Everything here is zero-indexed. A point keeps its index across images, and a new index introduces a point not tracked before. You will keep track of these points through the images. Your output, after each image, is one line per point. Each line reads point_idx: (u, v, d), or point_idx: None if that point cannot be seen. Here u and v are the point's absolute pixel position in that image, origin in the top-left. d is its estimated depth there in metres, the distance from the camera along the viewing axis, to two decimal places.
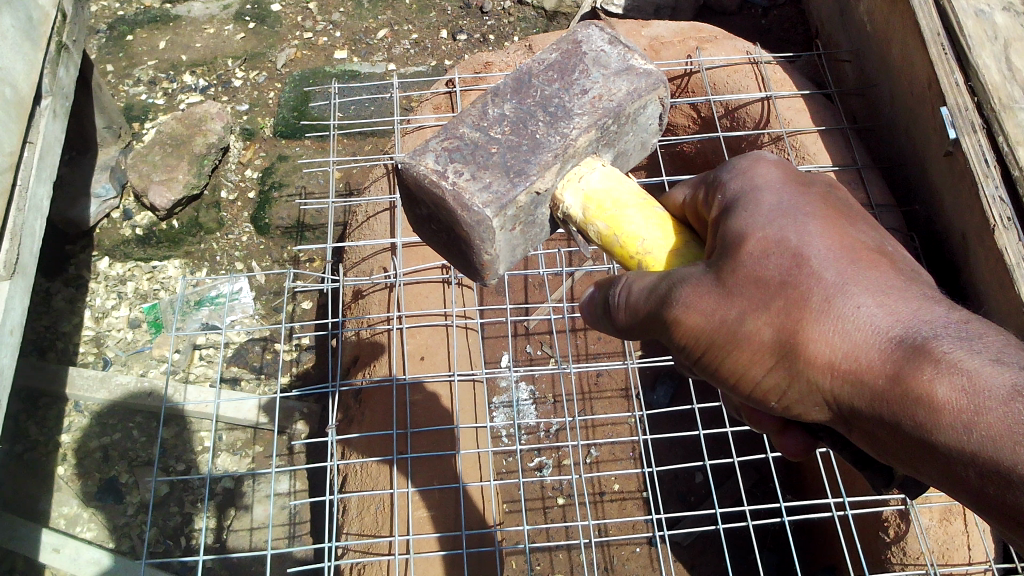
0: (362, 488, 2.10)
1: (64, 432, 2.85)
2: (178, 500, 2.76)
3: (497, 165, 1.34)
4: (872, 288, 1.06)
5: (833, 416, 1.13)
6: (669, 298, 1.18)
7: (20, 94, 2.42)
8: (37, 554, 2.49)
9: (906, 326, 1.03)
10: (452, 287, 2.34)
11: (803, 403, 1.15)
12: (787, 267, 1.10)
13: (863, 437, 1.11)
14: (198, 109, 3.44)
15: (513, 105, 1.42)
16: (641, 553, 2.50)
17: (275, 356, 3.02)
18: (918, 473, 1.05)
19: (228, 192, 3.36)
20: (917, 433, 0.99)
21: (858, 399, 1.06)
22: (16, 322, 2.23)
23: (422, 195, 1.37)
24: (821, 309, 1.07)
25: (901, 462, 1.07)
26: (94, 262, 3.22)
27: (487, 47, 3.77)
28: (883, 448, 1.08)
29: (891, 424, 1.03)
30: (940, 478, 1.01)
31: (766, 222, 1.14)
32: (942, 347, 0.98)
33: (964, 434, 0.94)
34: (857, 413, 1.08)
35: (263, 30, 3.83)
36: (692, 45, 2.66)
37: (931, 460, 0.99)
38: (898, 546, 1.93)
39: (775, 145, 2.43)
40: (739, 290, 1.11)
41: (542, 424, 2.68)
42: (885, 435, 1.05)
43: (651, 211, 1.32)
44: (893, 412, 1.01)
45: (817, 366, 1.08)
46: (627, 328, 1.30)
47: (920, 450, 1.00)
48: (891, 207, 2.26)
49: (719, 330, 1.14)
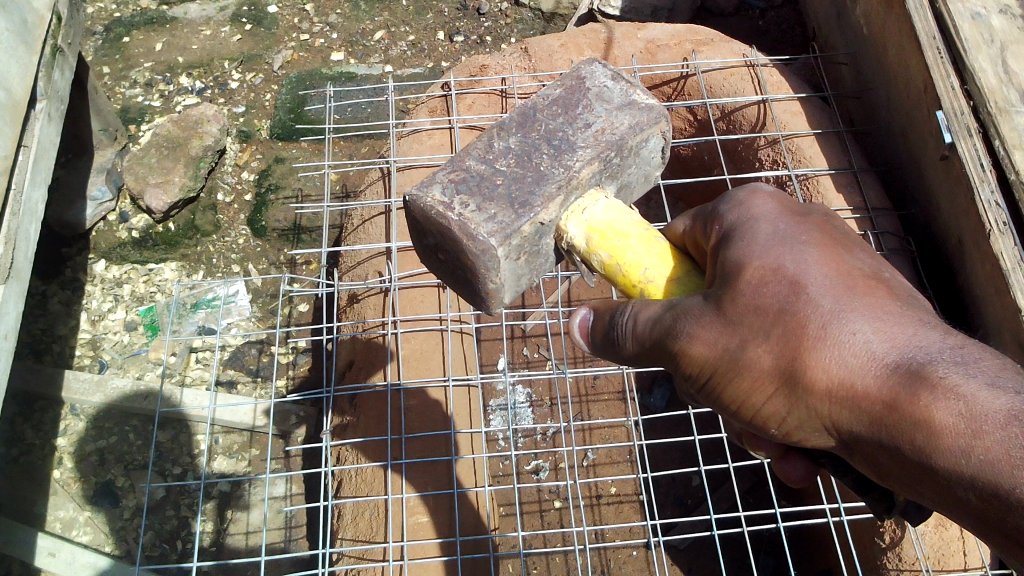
0: (357, 493, 2.09)
1: (60, 435, 2.84)
2: (175, 504, 2.76)
3: (502, 197, 1.34)
4: (869, 315, 1.06)
5: (834, 441, 1.14)
6: (674, 330, 1.17)
7: (15, 97, 2.41)
8: (32, 558, 2.49)
9: (902, 352, 1.02)
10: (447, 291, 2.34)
11: (806, 431, 1.15)
12: (785, 295, 1.09)
13: (864, 462, 1.11)
14: (195, 112, 3.44)
15: (518, 139, 1.41)
16: (638, 557, 2.50)
17: (272, 359, 3.03)
18: (919, 497, 1.05)
19: (225, 194, 3.36)
20: (915, 459, 0.99)
21: (858, 426, 1.06)
22: (11, 326, 2.22)
23: (429, 226, 1.36)
24: (818, 337, 1.07)
25: (901, 486, 1.07)
26: (91, 265, 3.21)
27: (484, 48, 3.76)
28: (885, 474, 1.08)
29: (891, 450, 1.03)
30: (940, 502, 1.01)
31: (763, 251, 1.13)
32: (939, 371, 0.98)
33: (962, 459, 0.94)
34: (859, 438, 1.08)
35: (259, 32, 3.83)
36: (689, 48, 2.66)
37: (931, 484, 1.00)
38: (894, 553, 1.93)
39: (771, 148, 2.42)
40: (741, 319, 1.11)
41: (539, 428, 2.68)
42: (886, 460, 1.05)
43: (653, 242, 1.31)
44: (892, 437, 1.02)
45: (817, 392, 1.08)
46: (631, 357, 1.29)
47: (918, 474, 1.01)
48: (889, 211, 2.26)
49: (721, 358, 1.14)
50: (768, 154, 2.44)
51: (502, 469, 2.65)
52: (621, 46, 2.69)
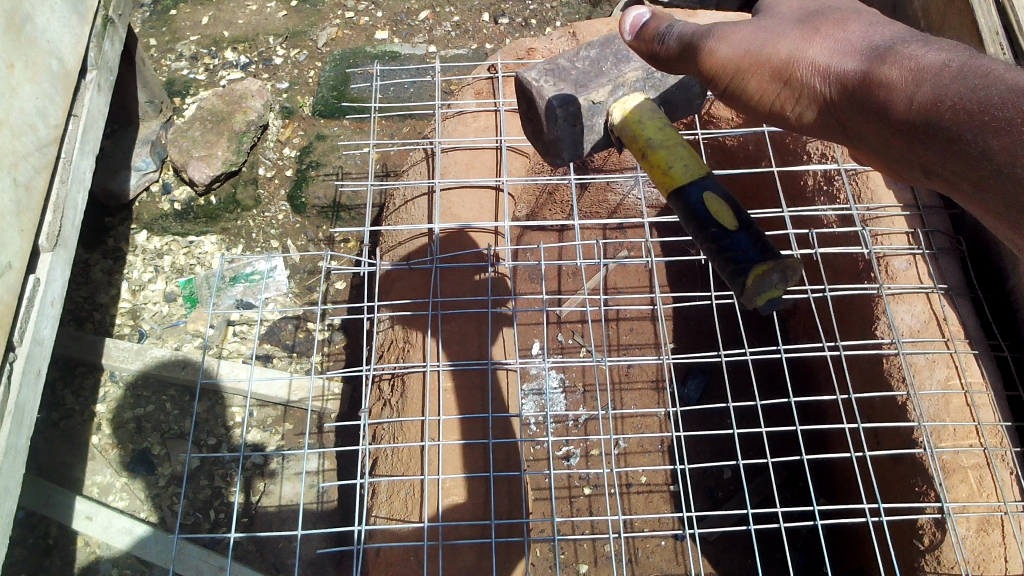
0: (394, 471, 2.10)
1: (100, 402, 2.89)
2: (209, 474, 2.80)
3: (570, 80, 1.59)
4: (869, 36, 1.23)
5: (832, 123, 1.29)
6: (705, 31, 1.33)
7: (67, 67, 2.42)
8: (70, 520, 2.54)
9: (886, 46, 1.19)
10: (490, 275, 2.30)
11: (811, 115, 1.31)
12: (799, 39, 1.28)
13: (852, 134, 1.27)
14: (239, 87, 3.46)
15: (597, 49, 1.64)
16: (666, 547, 2.52)
17: (308, 336, 3.05)
18: (882, 140, 1.20)
19: (266, 170, 3.37)
20: (877, 109, 1.16)
21: (843, 94, 1.23)
22: (57, 294, 2.26)
23: (526, 98, 1.65)
24: (816, 58, 1.25)
25: (891, 156, 1.21)
26: (133, 235, 3.24)
27: (529, 31, 3.74)
28: (858, 129, 1.24)
29: (862, 110, 1.19)
30: (909, 160, 1.15)
31: (789, 20, 1.31)
32: (907, 49, 1.14)
33: (909, 101, 1.10)
34: (846, 114, 1.24)
35: (305, 8, 3.83)
36: (740, 37, 2.57)
37: (894, 135, 1.15)
38: (933, 555, 1.87)
39: (821, 143, 2.36)
40: (761, 45, 1.30)
41: (571, 414, 2.70)
42: (861, 117, 1.20)
43: (695, 156, 1.41)
44: (861, 95, 1.18)
45: (814, 72, 1.25)
46: (666, 72, 1.41)
47: (885, 128, 1.16)
48: (942, 208, 2.22)
49: (743, 57, 1.32)
50: (817, 150, 2.37)
51: (533, 453, 2.67)
52: None
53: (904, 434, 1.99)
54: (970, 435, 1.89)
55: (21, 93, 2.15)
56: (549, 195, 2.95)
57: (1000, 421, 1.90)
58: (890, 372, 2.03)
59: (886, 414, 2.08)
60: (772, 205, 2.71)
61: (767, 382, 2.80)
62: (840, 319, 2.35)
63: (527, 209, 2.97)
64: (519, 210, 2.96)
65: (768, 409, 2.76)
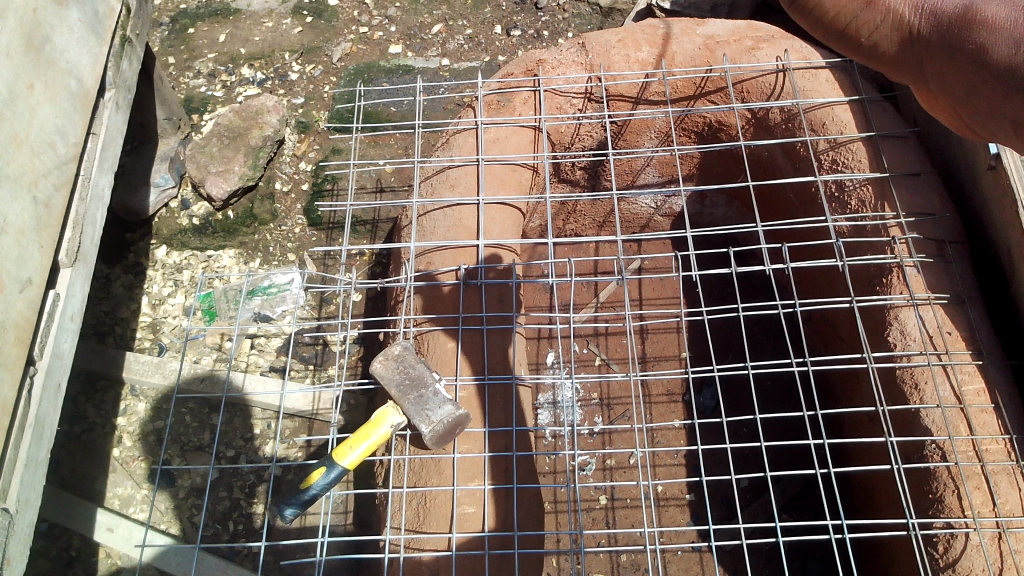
0: (414, 482, 2.09)
1: (121, 415, 2.94)
2: (227, 486, 2.83)
3: None
4: None
5: (902, 59, 0.98)
6: None
7: (85, 86, 2.46)
8: (91, 532, 2.57)
9: None
10: (516, 289, 2.28)
11: (886, 46, 0.97)
12: None
13: (929, 77, 0.98)
14: (255, 102, 3.51)
15: None
16: (683, 556, 2.55)
17: (325, 348, 3.09)
18: (965, 102, 0.94)
19: (282, 184, 3.42)
20: (979, 54, 0.88)
21: (934, 29, 0.93)
22: (77, 308, 2.31)
23: None
24: None
25: (973, 112, 0.94)
26: (152, 250, 3.30)
27: (541, 43, 3.77)
28: (938, 79, 0.96)
29: (955, 53, 0.91)
30: (1003, 121, 0.89)
31: None
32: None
33: (1015, 49, 0.83)
34: (930, 52, 0.94)
35: (320, 24, 3.88)
36: (749, 45, 2.54)
37: (992, 89, 0.88)
38: (950, 566, 1.82)
39: (831, 152, 2.36)
40: None
41: (586, 424, 2.75)
42: (949, 70, 0.93)
43: None
44: (958, 36, 0.90)
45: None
46: None
47: (981, 81, 0.89)
48: (949, 213, 2.18)
49: None
50: (827, 158, 2.37)
51: (547, 462, 2.69)
52: (679, 42, 2.59)
53: (912, 448, 1.99)
54: (985, 444, 1.86)
55: (40, 112, 2.20)
56: (562, 206, 2.97)
57: (1003, 434, 1.87)
58: (903, 380, 2.02)
59: (900, 423, 2.06)
60: (788, 213, 2.70)
61: (784, 391, 2.79)
62: (854, 326, 2.33)
63: (540, 220, 2.99)
64: (533, 221, 2.98)
65: (786, 419, 2.75)
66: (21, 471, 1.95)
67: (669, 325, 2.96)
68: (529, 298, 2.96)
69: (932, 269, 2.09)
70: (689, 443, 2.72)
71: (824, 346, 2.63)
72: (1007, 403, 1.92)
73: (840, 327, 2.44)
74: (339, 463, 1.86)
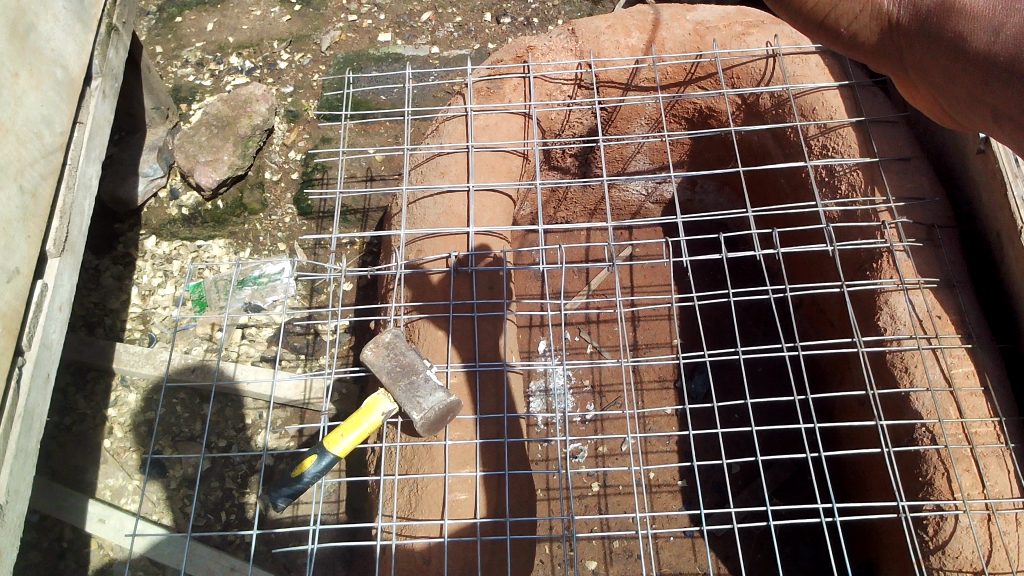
0: (406, 470, 2.08)
1: (111, 406, 2.92)
2: (220, 476, 2.82)
3: None
4: None
5: (882, 47, 0.98)
6: None
7: (70, 74, 2.44)
8: (82, 524, 2.57)
9: None
10: (507, 276, 2.27)
11: (866, 35, 0.97)
12: None
13: (909, 67, 0.98)
14: (244, 91, 3.49)
15: None
16: (676, 542, 2.56)
17: (317, 337, 3.08)
18: (946, 91, 0.94)
19: (272, 173, 3.41)
20: (957, 43, 0.88)
21: (911, 18, 0.93)
22: (65, 298, 2.30)
23: None
24: None
25: (953, 101, 0.94)
26: (141, 241, 3.28)
27: (531, 30, 3.75)
28: (919, 68, 0.96)
29: (934, 41, 0.91)
30: (982, 110, 0.89)
31: None
32: None
33: (992, 37, 0.83)
34: (909, 41, 0.95)
35: (308, 12, 3.86)
36: (739, 31, 2.54)
37: (971, 78, 0.88)
38: (941, 549, 1.83)
39: (822, 137, 2.36)
40: None
41: (578, 412, 2.76)
42: (928, 58, 0.93)
43: None
44: (937, 24, 0.90)
45: None
46: None
47: (959, 69, 0.89)
48: (938, 197, 2.19)
49: None
50: (818, 144, 2.37)
51: (538, 450, 2.71)
52: (669, 28, 2.59)
53: (902, 432, 2.00)
54: (972, 426, 1.87)
55: (26, 101, 2.18)
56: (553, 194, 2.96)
57: (992, 416, 1.88)
58: (893, 364, 2.02)
59: (891, 406, 2.07)
60: (779, 199, 2.70)
61: (775, 377, 2.80)
62: (844, 311, 2.34)
63: (531, 208, 2.98)
64: (523, 209, 2.98)
65: (776, 405, 2.76)
66: (10, 462, 1.94)
67: (660, 312, 2.96)
68: (520, 286, 2.96)
69: (921, 253, 2.10)
70: (681, 429, 2.72)
71: (815, 332, 2.64)
72: (997, 386, 1.93)
73: (830, 312, 2.44)
74: (330, 451, 1.84)
